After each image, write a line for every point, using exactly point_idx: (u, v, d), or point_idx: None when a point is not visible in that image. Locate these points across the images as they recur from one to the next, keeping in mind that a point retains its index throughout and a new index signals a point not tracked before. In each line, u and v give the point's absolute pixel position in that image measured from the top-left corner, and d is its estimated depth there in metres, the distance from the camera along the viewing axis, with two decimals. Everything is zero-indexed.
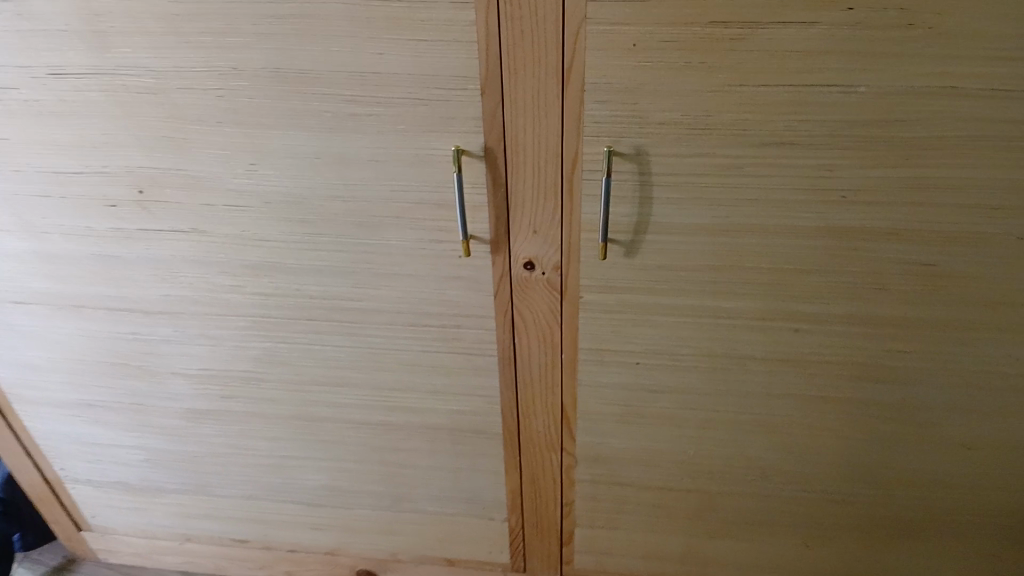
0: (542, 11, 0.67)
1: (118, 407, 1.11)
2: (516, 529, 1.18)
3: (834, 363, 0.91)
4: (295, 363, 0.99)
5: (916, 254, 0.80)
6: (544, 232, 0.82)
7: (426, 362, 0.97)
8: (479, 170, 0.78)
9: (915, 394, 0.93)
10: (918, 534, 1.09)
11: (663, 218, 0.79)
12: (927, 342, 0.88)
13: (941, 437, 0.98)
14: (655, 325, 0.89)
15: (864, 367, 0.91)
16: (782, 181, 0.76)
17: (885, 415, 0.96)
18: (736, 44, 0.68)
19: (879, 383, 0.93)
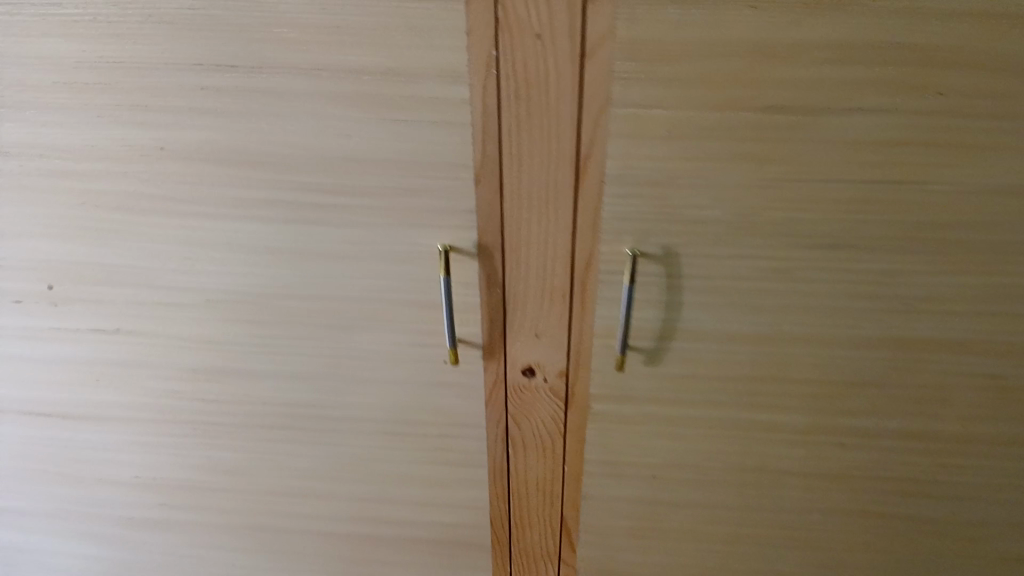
0: (554, 90, 0.53)
1: (27, 527, 0.93)
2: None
3: (884, 480, 0.77)
4: (247, 472, 0.84)
5: (992, 366, 0.67)
6: (547, 338, 0.68)
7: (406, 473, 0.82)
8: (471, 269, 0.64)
9: (978, 518, 0.79)
10: None
11: (693, 324, 0.66)
12: (991, 460, 0.75)
13: (1007, 567, 0.83)
14: (677, 435, 0.76)
15: (919, 484, 0.78)
16: (840, 287, 0.62)
17: (942, 541, 0.82)
18: (796, 132, 0.54)
19: (935, 503, 0.79)
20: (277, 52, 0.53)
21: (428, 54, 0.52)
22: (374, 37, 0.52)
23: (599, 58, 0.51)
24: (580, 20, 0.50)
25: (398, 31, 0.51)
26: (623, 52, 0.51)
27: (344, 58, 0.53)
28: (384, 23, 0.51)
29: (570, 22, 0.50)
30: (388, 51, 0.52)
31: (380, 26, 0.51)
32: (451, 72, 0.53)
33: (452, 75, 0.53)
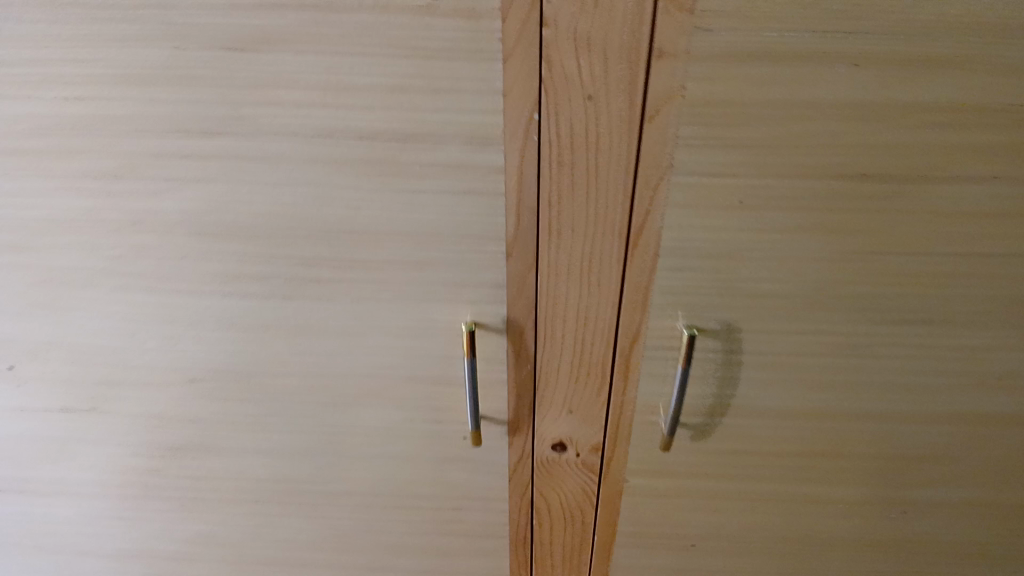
0: (604, 156, 0.44)
1: None
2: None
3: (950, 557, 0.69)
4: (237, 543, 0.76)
5: None
6: (581, 415, 0.60)
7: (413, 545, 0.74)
8: (497, 344, 0.56)
9: None
10: None
11: (749, 399, 0.58)
12: None
13: None
14: (718, 511, 0.67)
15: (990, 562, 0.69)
16: (919, 361, 0.54)
17: None
18: (887, 202, 0.46)
19: None
20: (266, 118, 0.43)
21: (455, 115, 0.43)
22: (388, 99, 0.42)
23: (661, 122, 0.42)
24: (641, 79, 0.41)
25: (419, 91, 0.42)
26: (690, 116, 0.42)
27: (350, 121, 0.43)
28: (399, 83, 0.42)
29: (629, 82, 0.41)
30: (406, 112, 0.43)
31: (396, 85, 0.42)
32: (481, 137, 0.44)
33: (482, 141, 0.44)
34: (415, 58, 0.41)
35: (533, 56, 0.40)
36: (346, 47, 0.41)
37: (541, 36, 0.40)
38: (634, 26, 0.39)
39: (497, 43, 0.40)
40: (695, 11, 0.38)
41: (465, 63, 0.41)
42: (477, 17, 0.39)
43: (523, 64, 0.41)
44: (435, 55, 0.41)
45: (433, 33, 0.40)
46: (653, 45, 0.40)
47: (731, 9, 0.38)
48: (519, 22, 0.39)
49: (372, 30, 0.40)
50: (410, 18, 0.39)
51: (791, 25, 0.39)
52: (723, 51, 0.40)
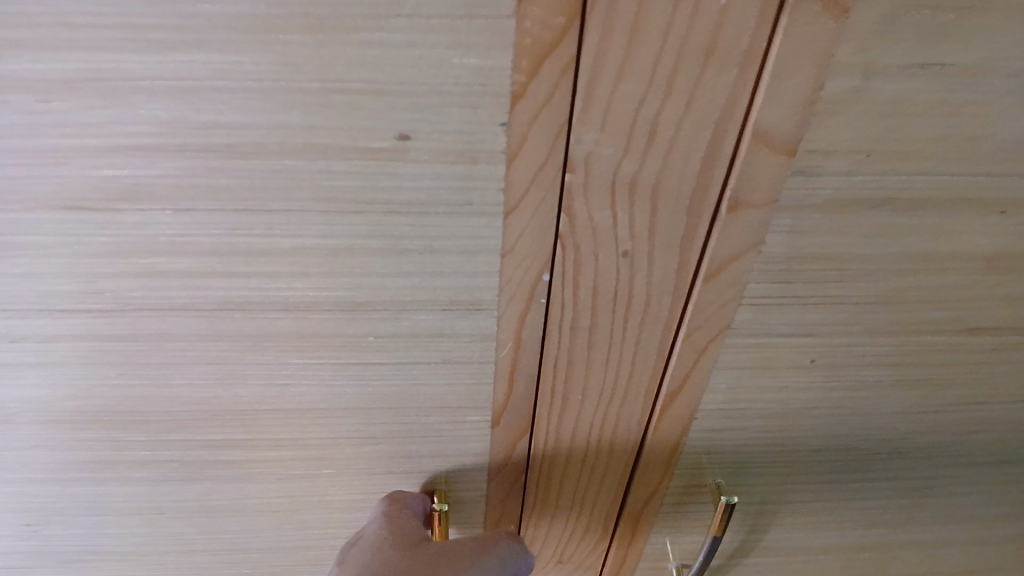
0: (636, 319, 0.32)
1: None
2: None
3: None
4: None
5: None
6: (573, 567, 0.48)
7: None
8: (473, 507, 0.43)
9: None
10: None
11: (781, 541, 0.47)
12: None
13: None
14: None
15: None
16: (983, 493, 0.45)
17: None
18: (1001, 353, 0.35)
19: None
20: (143, 287, 0.29)
21: (429, 281, 0.29)
22: (330, 263, 0.28)
23: (725, 281, 0.30)
24: (701, 233, 0.28)
25: (374, 255, 0.28)
26: (765, 274, 0.30)
27: (270, 292, 0.29)
28: (348, 245, 0.28)
29: (684, 237, 0.28)
30: (353, 280, 0.29)
31: (339, 247, 0.28)
32: (468, 304, 0.30)
33: (470, 306, 0.31)
34: (370, 215, 0.27)
35: (548, 207, 0.27)
36: (262, 204, 0.26)
37: (563, 184, 0.26)
38: (702, 170, 0.26)
39: (500, 193, 0.27)
40: (798, 152, 0.26)
41: (447, 219, 0.27)
42: (471, 161, 0.26)
43: (534, 217, 0.27)
44: (401, 210, 0.27)
45: (400, 183, 0.26)
46: (727, 193, 0.27)
47: (851, 150, 0.26)
48: (533, 168, 0.26)
49: (306, 178, 0.26)
50: (365, 163, 0.25)
51: (936, 167, 0.27)
52: (827, 200, 0.27)
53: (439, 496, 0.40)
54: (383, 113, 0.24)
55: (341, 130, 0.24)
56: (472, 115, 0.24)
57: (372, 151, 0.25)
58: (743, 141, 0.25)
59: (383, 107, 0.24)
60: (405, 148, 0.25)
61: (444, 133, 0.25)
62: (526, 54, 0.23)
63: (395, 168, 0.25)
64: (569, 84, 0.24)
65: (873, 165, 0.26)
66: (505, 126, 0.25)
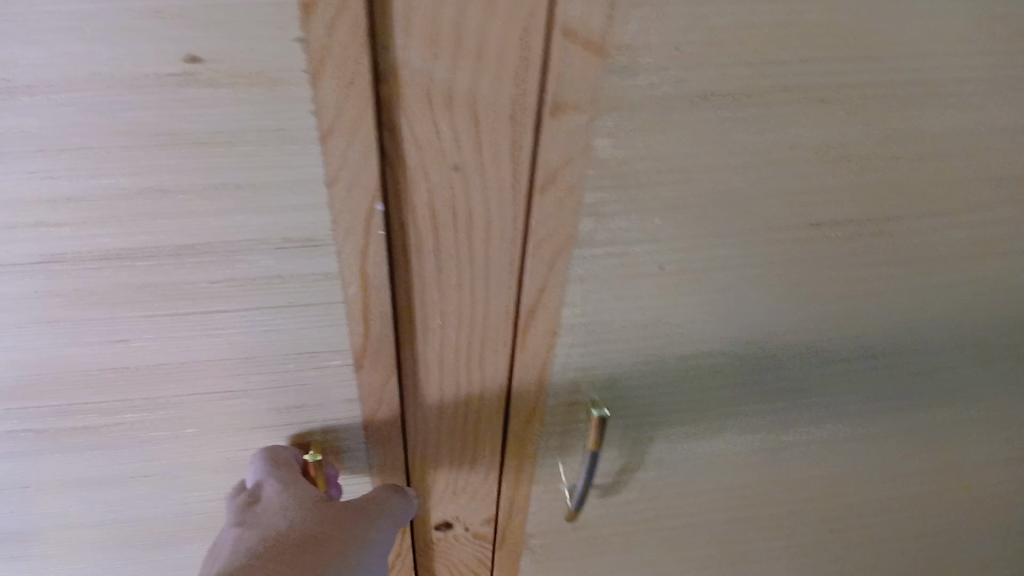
0: (481, 237, 0.31)
1: None
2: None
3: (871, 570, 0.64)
4: None
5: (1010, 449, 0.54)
6: (468, 497, 0.49)
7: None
8: (353, 451, 0.43)
9: None
10: None
11: (669, 452, 0.48)
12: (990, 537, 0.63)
13: None
14: (627, 557, 0.58)
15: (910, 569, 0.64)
16: (858, 392, 0.47)
17: None
18: (850, 246, 0.35)
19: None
20: None
21: (255, 218, 0.28)
22: (146, 206, 0.27)
23: (561, 189, 0.30)
24: (528, 141, 0.28)
25: (192, 193, 0.27)
26: (601, 181, 0.30)
27: (88, 242, 0.28)
28: (160, 185, 0.27)
29: (511, 147, 0.28)
30: (174, 223, 0.28)
31: (152, 188, 0.27)
32: (301, 241, 0.30)
33: (304, 242, 0.30)
34: (176, 150, 0.26)
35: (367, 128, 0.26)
36: (58, 147, 0.25)
37: (377, 98, 0.26)
38: (516, 74, 0.26)
39: (310, 117, 0.26)
40: (609, 49, 0.25)
41: (261, 149, 0.26)
42: (273, 84, 0.25)
43: (354, 140, 0.27)
44: (207, 142, 0.26)
45: (201, 112, 0.25)
46: (546, 95, 0.27)
47: (661, 43, 0.26)
48: (342, 86, 0.25)
49: (99, 115, 0.24)
50: (158, 95, 0.24)
51: (752, 56, 0.27)
52: (647, 97, 0.27)
53: (313, 448, 0.41)
54: (166, 37, 0.23)
55: (126, 58, 0.23)
56: (263, 32, 0.23)
57: (165, 79, 0.24)
58: (551, 39, 0.25)
59: (166, 30, 0.23)
60: (199, 74, 0.24)
61: (239, 55, 0.24)
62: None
63: (194, 96, 0.24)
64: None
65: (688, 57, 0.26)
66: (302, 41, 0.24)
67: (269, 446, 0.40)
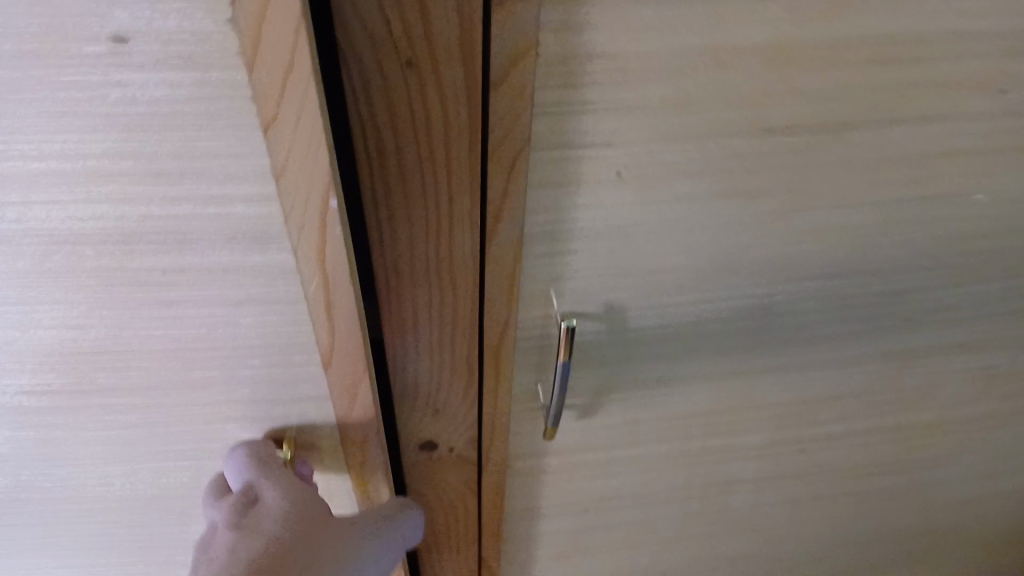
0: (438, 138, 0.33)
1: None
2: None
3: (847, 479, 0.66)
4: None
5: (981, 363, 0.55)
6: (450, 415, 0.51)
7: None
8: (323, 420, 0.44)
9: (935, 498, 0.70)
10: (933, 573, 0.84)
11: (644, 374, 0.50)
12: (961, 447, 0.65)
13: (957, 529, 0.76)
14: (610, 477, 0.61)
15: (885, 478, 0.66)
16: (830, 317, 0.47)
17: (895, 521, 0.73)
18: (806, 158, 0.36)
19: (895, 492, 0.69)
20: None
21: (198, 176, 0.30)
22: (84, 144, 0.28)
23: (513, 88, 0.31)
24: (477, 38, 0.29)
25: (143, 150, 0.29)
26: (553, 77, 0.31)
27: (47, 200, 0.30)
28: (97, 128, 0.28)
29: (460, 43, 0.29)
30: (116, 166, 0.29)
31: (89, 129, 0.28)
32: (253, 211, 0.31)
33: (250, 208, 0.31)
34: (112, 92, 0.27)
35: (309, 126, 0.27)
36: (11, 106, 0.27)
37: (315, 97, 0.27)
38: None
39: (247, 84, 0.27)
40: None
41: (197, 106, 0.27)
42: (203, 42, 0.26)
43: (297, 133, 0.28)
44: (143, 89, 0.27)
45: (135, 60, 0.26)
46: None
47: None
48: (276, 71, 0.26)
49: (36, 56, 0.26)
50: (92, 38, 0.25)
51: None
52: None
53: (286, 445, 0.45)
54: None
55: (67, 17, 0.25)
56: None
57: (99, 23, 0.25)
58: None
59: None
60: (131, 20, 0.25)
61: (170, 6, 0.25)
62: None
63: (135, 56, 0.26)
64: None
65: None
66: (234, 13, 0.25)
67: (247, 442, 0.44)
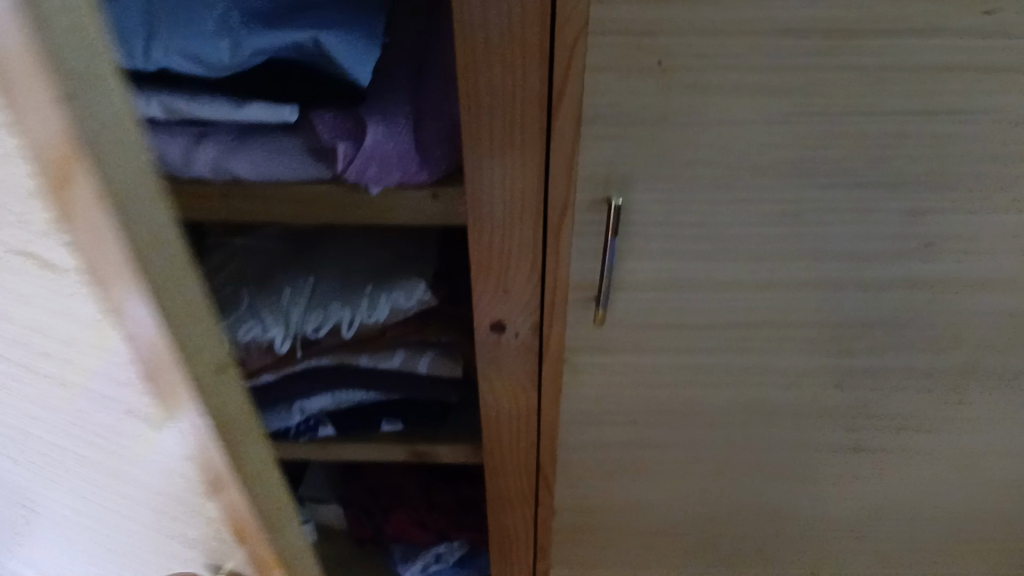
0: (517, 13, 0.43)
1: None
2: (455, 513, 1.04)
3: (881, 416, 0.72)
4: None
5: (1007, 302, 0.61)
6: (516, 295, 0.60)
7: (368, 366, 0.78)
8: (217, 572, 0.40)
9: (969, 441, 0.76)
10: (971, 535, 0.89)
11: (687, 275, 0.57)
12: (993, 392, 0.70)
13: (992, 479, 0.81)
14: (658, 385, 0.69)
15: (916, 419, 0.73)
16: (852, 233, 0.54)
17: (927, 463, 0.79)
18: (817, 60, 0.45)
19: (928, 434, 0.75)
20: None
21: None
22: None
23: None
24: None
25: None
26: None
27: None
28: None
29: None
30: None
31: None
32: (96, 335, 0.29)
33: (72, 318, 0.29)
34: None
35: (117, 266, 0.27)
36: None
37: (125, 255, 0.27)
38: None
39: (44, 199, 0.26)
40: None
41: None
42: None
43: (150, 313, 0.29)
44: None
45: None
46: None
47: None
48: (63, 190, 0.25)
49: None
50: None
51: None
52: None
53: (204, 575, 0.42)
54: None
55: None
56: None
57: None
58: None
59: None
60: None
61: None
62: (29, 124, 0.24)
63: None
64: (76, 151, 0.24)
65: None
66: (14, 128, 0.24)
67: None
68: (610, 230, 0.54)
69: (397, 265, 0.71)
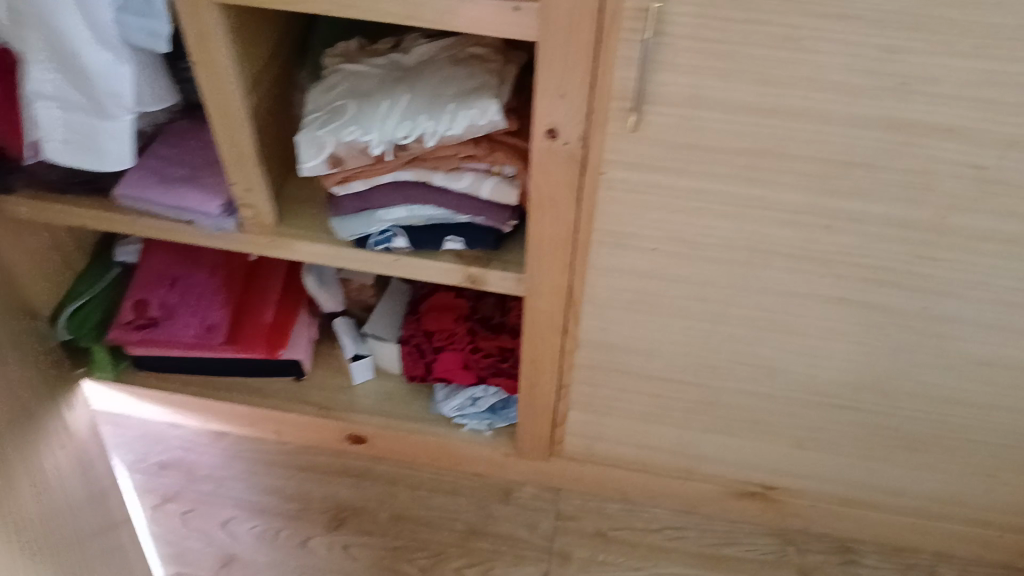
0: None
1: (164, 204, 1.01)
2: (494, 359, 1.19)
3: (861, 266, 0.86)
4: (221, 136, 0.91)
5: (972, 156, 0.74)
6: (571, 98, 0.75)
7: (441, 185, 0.95)
8: None
9: (939, 305, 0.89)
10: (937, 411, 1.02)
11: (707, 92, 0.72)
12: (960, 255, 0.83)
13: (959, 352, 0.94)
14: (675, 211, 0.84)
15: (892, 275, 0.86)
16: (842, 60, 0.69)
17: (901, 326, 0.92)
18: None
19: (902, 293, 0.88)
20: None
21: None
22: None
23: None
24: None
25: None
26: None
27: None
28: None
29: None
30: None
31: None
32: None
33: None
34: None
35: None
36: None
37: None
38: None
39: None
40: None
41: None
42: None
43: None
44: None
45: None
46: None
47: None
48: None
49: None
50: None
51: None
52: None
53: None
54: None
55: None
56: None
57: None
58: None
59: None
60: None
61: None
62: None
63: None
64: None
65: None
66: None
67: None
68: (647, 37, 0.69)
69: (477, 91, 0.87)
